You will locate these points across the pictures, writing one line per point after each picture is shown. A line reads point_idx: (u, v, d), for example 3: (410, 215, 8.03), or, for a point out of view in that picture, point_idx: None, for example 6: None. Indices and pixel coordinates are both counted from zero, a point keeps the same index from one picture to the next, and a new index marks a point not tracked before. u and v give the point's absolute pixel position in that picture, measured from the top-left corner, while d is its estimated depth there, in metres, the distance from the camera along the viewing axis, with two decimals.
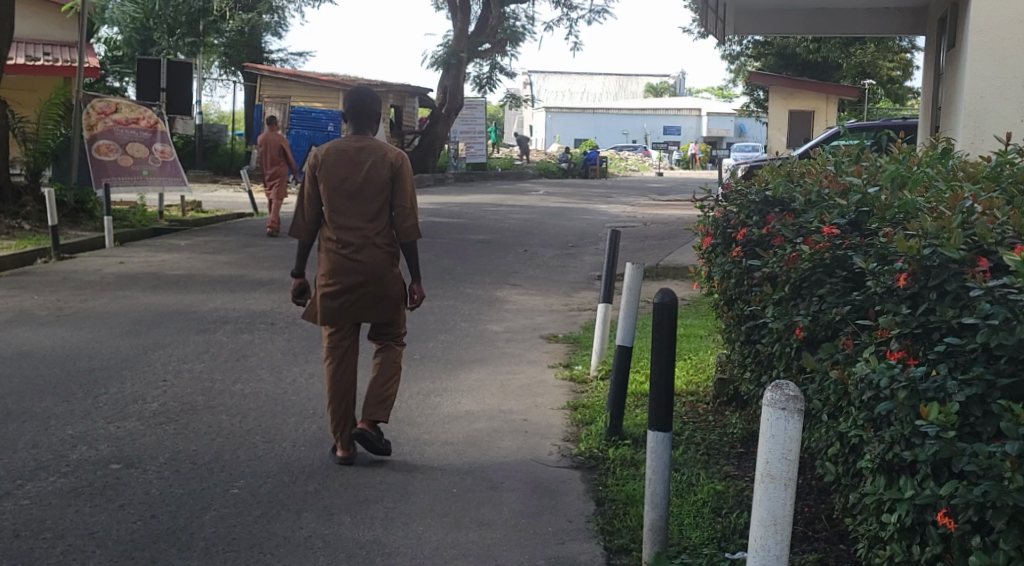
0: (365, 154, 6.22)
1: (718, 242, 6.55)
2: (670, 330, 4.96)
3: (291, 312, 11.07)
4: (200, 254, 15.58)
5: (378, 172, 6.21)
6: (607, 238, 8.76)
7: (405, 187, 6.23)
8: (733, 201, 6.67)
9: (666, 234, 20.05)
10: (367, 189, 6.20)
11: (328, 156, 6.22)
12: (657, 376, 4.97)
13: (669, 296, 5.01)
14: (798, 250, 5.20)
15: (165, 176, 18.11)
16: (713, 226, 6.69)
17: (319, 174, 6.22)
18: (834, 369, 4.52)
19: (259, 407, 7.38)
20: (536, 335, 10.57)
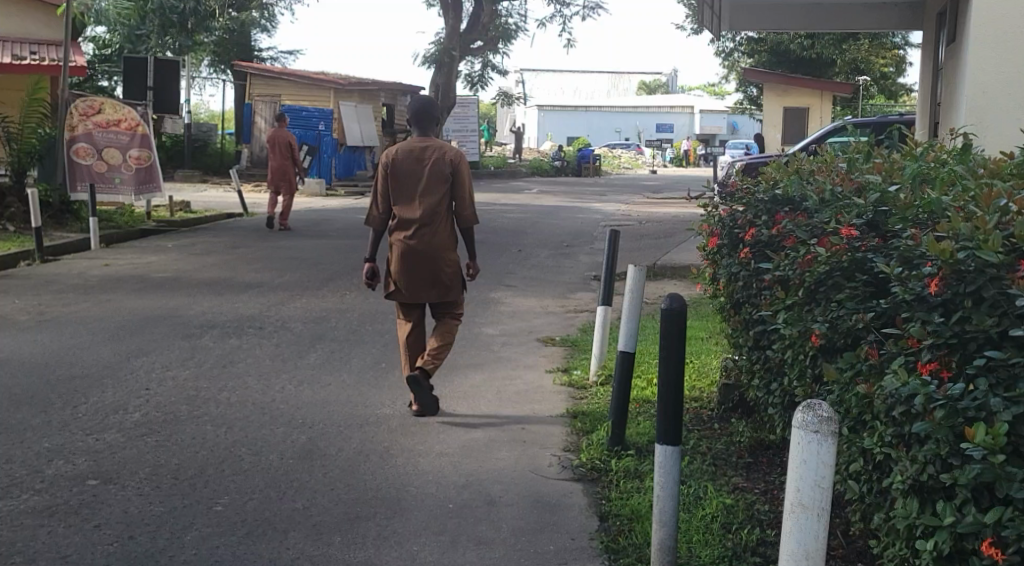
0: (429, 151, 7.12)
1: (725, 243, 6.29)
2: (679, 338, 4.69)
3: (280, 316, 10.78)
4: (188, 256, 15.30)
5: (441, 167, 7.10)
6: (606, 236, 8.48)
7: (463, 180, 7.12)
8: (740, 200, 6.40)
9: (662, 234, 19.76)
10: (431, 181, 7.09)
11: (398, 155, 7.11)
12: (666, 388, 4.71)
13: (677, 301, 4.74)
14: (813, 251, 4.93)
15: (136, 186, 17.63)
16: (718, 226, 6.42)
17: (390, 169, 7.13)
18: (858, 382, 4.28)
19: (246, 417, 7.11)
20: (533, 338, 10.29)
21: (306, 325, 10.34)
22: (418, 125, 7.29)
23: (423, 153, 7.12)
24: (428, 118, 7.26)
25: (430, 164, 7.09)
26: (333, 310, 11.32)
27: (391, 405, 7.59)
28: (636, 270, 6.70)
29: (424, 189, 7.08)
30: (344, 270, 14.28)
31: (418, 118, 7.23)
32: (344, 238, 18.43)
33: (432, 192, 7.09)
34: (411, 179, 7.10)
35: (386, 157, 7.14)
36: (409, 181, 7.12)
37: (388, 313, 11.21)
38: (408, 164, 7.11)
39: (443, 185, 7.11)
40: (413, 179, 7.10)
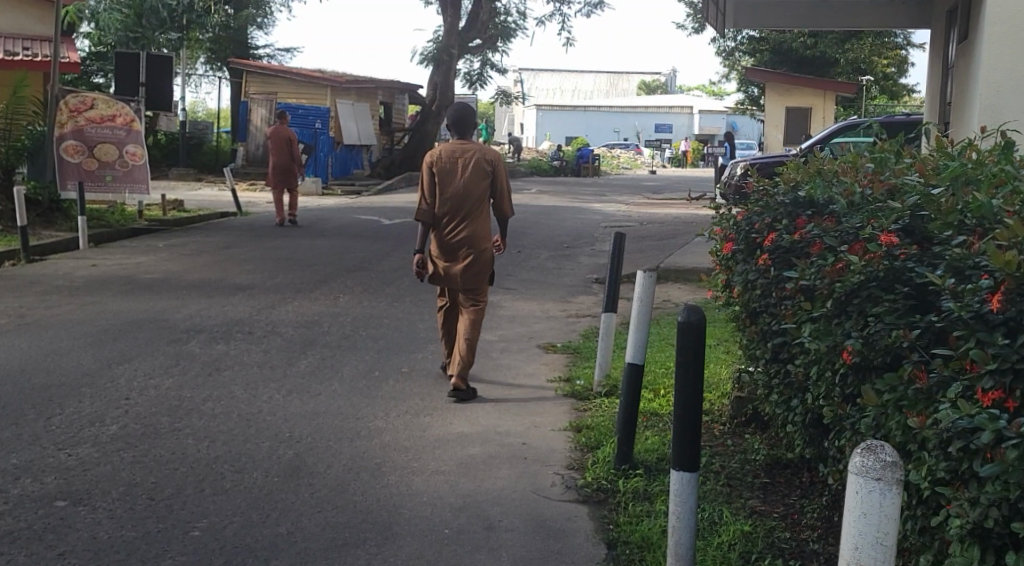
0: (468, 153, 7.68)
1: (741, 249, 5.88)
2: (697, 353, 4.32)
3: (271, 320, 10.37)
4: (179, 256, 14.89)
5: (480, 168, 7.69)
6: (611, 239, 8.08)
7: (502, 180, 7.70)
8: (757, 202, 6.01)
9: (664, 235, 19.36)
10: (473, 181, 7.66)
11: (442, 157, 7.69)
12: (682, 407, 4.34)
13: (695, 311, 4.36)
14: (846, 260, 4.53)
15: (132, 182, 17.26)
16: (734, 230, 6.01)
17: (434, 169, 7.69)
18: (905, 409, 3.94)
19: (229, 430, 6.70)
20: (533, 344, 9.90)
21: (298, 330, 9.95)
22: (458, 130, 7.82)
23: (462, 155, 7.69)
24: (467, 123, 7.78)
25: (471, 165, 7.66)
26: (326, 313, 10.91)
27: (385, 417, 7.19)
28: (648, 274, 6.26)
29: (469, 186, 7.65)
30: (338, 272, 13.88)
31: (456, 123, 7.77)
32: (340, 239, 18.03)
33: (474, 192, 7.67)
34: (454, 180, 7.65)
35: (430, 159, 7.71)
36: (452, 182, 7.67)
37: (383, 318, 10.81)
38: (451, 166, 7.67)
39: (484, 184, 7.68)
40: (455, 181, 7.66)
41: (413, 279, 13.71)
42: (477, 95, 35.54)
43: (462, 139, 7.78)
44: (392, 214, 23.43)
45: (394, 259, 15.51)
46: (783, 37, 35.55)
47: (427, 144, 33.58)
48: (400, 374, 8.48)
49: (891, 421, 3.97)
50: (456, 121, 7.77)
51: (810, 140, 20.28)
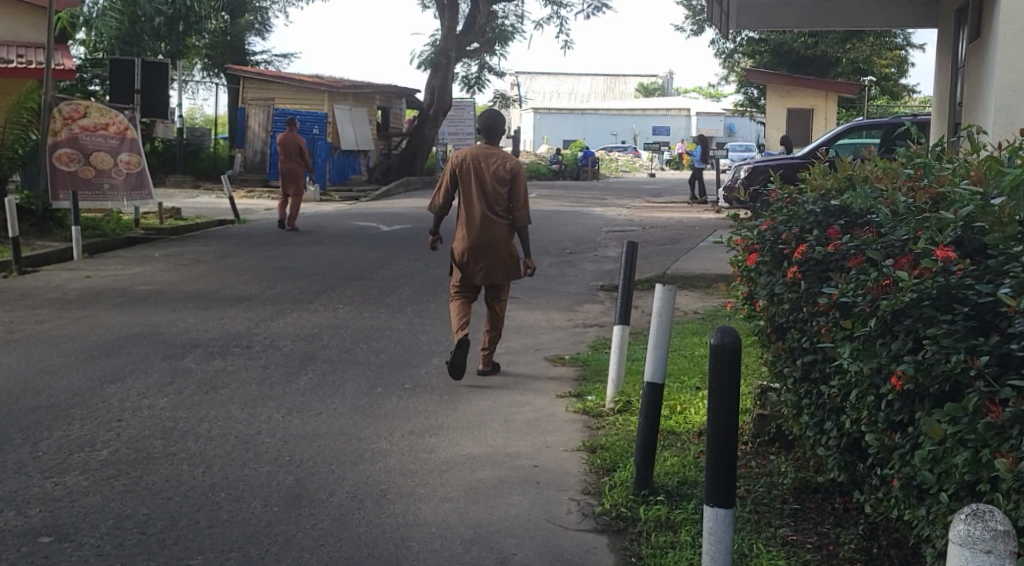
0: (492, 159, 8.14)
1: (767, 260, 5.56)
2: (733, 379, 4.19)
3: (269, 333, 10.03)
4: (175, 266, 14.54)
5: (501, 173, 8.12)
6: (624, 248, 7.75)
7: (521, 185, 8.13)
8: (783, 211, 5.67)
9: (668, 240, 19.05)
10: (493, 184, 8.13)
11: (466, 159, 8.15)
12: (716, 439, 4.21)
13: (729, 335, 4.20)
14: (895, 278, 4.25)
15: (128, 190, 16.92)
16: (758, 240, 5.68)
17: (459, 172, 8.17)
18: (977, 445, 3.65)
19: (226, 454, 6.35)
20: (541, 357, 9.56)
21: (296, 343, 9.61)
22: (487, 135, 8.30)
23: (487, 159, 8.16)
24: (494, 129, 8.26)
25: (493, 171, 8.12)
26: (325, 326, 10.56)
27: (390, 438, 6.84)
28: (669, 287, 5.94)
29: (487, 189, 8.13)
30: (337, 282, 13.53)
31: (484, 128, 8.23)
32: (339, 247, 17.70)
33: (494, 193, 8.14)
34: (477, 181, 8.13)
35: (455, 160, 8.18)
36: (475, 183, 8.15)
37: (384, 330, 10.47)
38: (475, 170, 8.13)
39: (505, 188, 8.13)
40: (478, 182, 8.13)
41: (414, 288, 13.36)
42: (475, 99, 35.24)
43: (489, 146, 8.26)
44: (391, 220, 23.07)
45: (395, 268, 15.18)
46: (783, 38, 35.25)
47: (425, 148, 33.25)
48: (404, 391, 8.13)
49: (952, 457, 3.76)
50: (485, 127, 8.26)
51: (815, 142, 19.93)
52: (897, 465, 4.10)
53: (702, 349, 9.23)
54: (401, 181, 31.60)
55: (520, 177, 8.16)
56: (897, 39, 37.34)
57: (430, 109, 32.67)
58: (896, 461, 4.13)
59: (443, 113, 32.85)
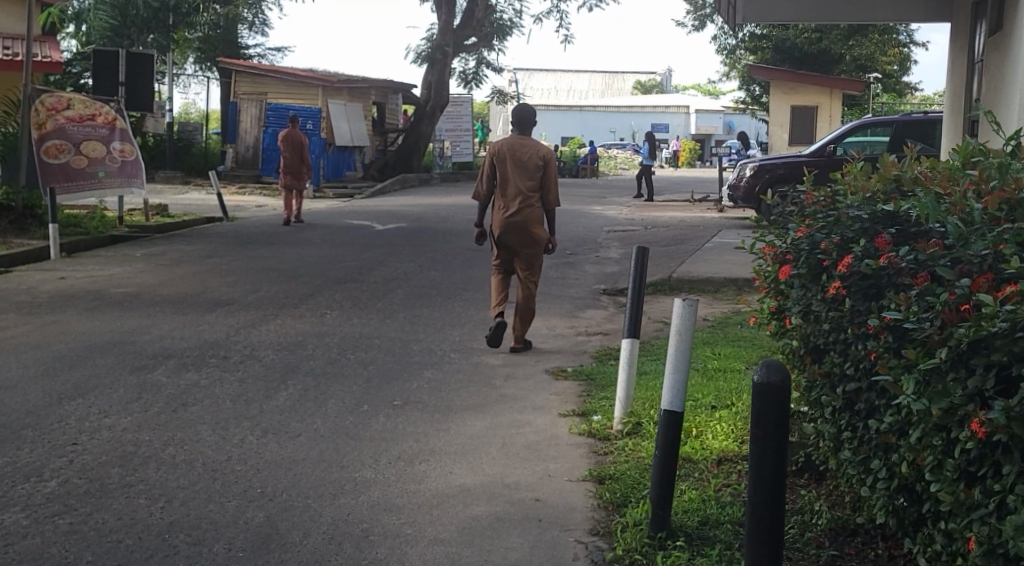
0: (527, 148, 8.85)
1: (803, 272, 4.90)
2: (779, 421, 3.79)
3: (249, 342, 9.36)
4: (157, 267, 13.86)
5: (535, 159, 8.84)
6: (633, 255, 7.09)
7: (553, 170, 8.83)
8: (820, 216, 5.02)
9: (672, 241, 18.42)
10: (528, 170, 8.85)
11: (503, 147, 8.86)
12: (756, 495, 3.87)
13: (777, 373, 3.76)
14: (975, 301, 3.69)
15: (122, 178, 16.68)
16: (792, 250, 5.03)
17: (496, 160, 8.89)
18: None
19: (190, 484, 5.69)
20: (541, 369, 8.91)
21: (278, 354, 8.95)
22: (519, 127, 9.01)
23: (522, 148, 8.87)
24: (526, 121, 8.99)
25: (528, 156, 8.84)
26: (309, 335, 9.89)
27: (375, 464, 6.19)
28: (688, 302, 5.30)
29: (523, 174, 8.84)
30: (326, 285, 12.87)
31: (518, 121, 8.93)
32: (330, 246, 17.04)
33: (531, 179, 8.86)
34: (515, 169, 8.84)
35: (493, 150, 8.89)
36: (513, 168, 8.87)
37: (374, 339, 9.81)
38: (511, 157, 8.85)
39: (539, 173, 8.85)
40: (516, 169, 8.84)
41: (406, 292, 12.70)
42: (472, 95, 34.59)
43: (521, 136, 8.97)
44: (385, 218, 22.41)
45: (388, 270, 14.52)
46: (785, 34, 34.57)
47: (422, 145, 32.60)
48: (392, 408, 7.47)
49: None
50: (519, 119, 8.97)
51: (824, 139, 19.25)
52: (975, 525, 3.54)
53: (716, 365, 8.58)
54: (396, 178, 30.97)
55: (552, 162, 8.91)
56: (901, 36, 36.70)
57: (427, 106, 32.07)
58: (973, 520, 3.58)
59: (440, 110, 32.24)
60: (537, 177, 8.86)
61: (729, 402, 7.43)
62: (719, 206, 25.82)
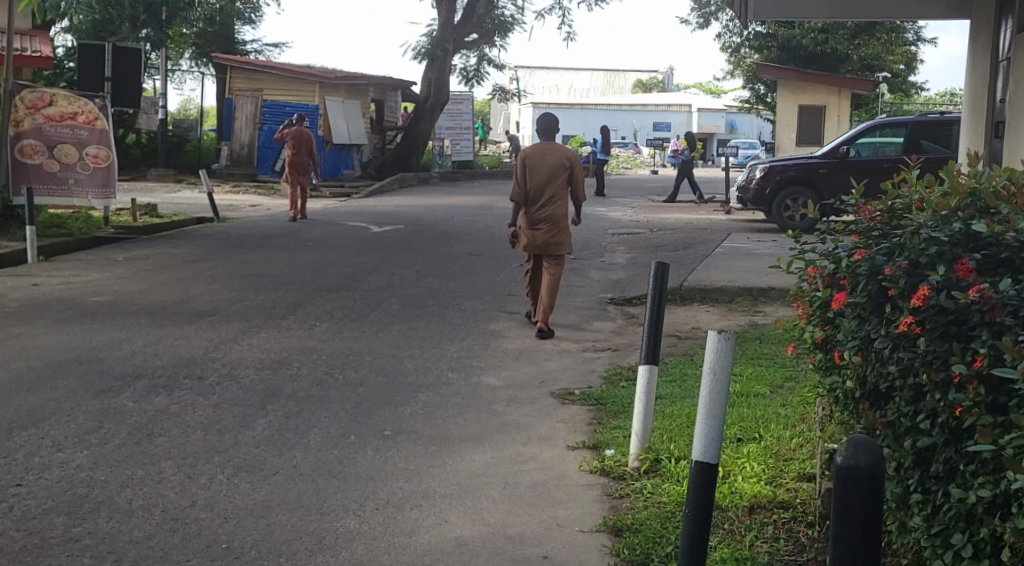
0: (555, 152, 9.71)
1: (866, 307, 4.29)
2: (873, 509, 3.25)
3: (228, 360, 8.62)
4: (139, 272, 13.12)
5: (562, 162, 9.72)
6: (651, 269, 6.33)
7: (579, 171, 9.75)
8: (885, 240, 4.41)
9: (680, 246, 17.69)
10: (557, 172, 9.72)
11: (533, 152, 9.67)
12: None
13: (868, 458, 3.26)
14: None
15: (91, 186, 15.96)
16: (850, 278, 4.43)
17: (527, 164, 9.69)
18: None
19: (145, 539, 4.94)
20: (546, 392, 8.17)
21: (260, 375, 8.21)
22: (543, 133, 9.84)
23: (549, 151, 9.73)
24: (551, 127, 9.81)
25: (556, 159, 9.71)
26: (294, 351, 9.14)
27: (359, 511, 5.43)
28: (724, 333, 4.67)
29: (553, 176, 9.70)
30: (316, 293, 12.14)
31: (544, 126, 9.79)
32: (323, 249, 16.29)
33: (558, 178, 9.71)
34: (544, 169, 9.67)
35: (524, 155, 9.68)
36: (540, 169, 9.71)
37: (365, 357, 9.07)
38: (542, 160, 9.69)
39: (565, 173, 9.72)
40: (545, 169, 9.68)
41: (401, 301, 11.95)
42: (472, 93, 33.86)
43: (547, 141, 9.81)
44: (382, 219, 21.67)
45: (382, 276, 13.77)
46: (791, 32, 33.78)
47: (421, 143, 31.87)
48: (382, 440, 6.72)
49: None
50: (545, 126, 9.80)
51: (835, 140, 18.42)
52: None
53: (738, 389, 7.86)
54: (394, 178, 30.22)
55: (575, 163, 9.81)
56: (909, 35, 35.88)
57: (426, 104, 31.37)
58: None
59: (439, 108, 31.54)
60: (563, 176, 9.73)
61: (755, 434, 6.72)
62: (726, 207, 25.07)
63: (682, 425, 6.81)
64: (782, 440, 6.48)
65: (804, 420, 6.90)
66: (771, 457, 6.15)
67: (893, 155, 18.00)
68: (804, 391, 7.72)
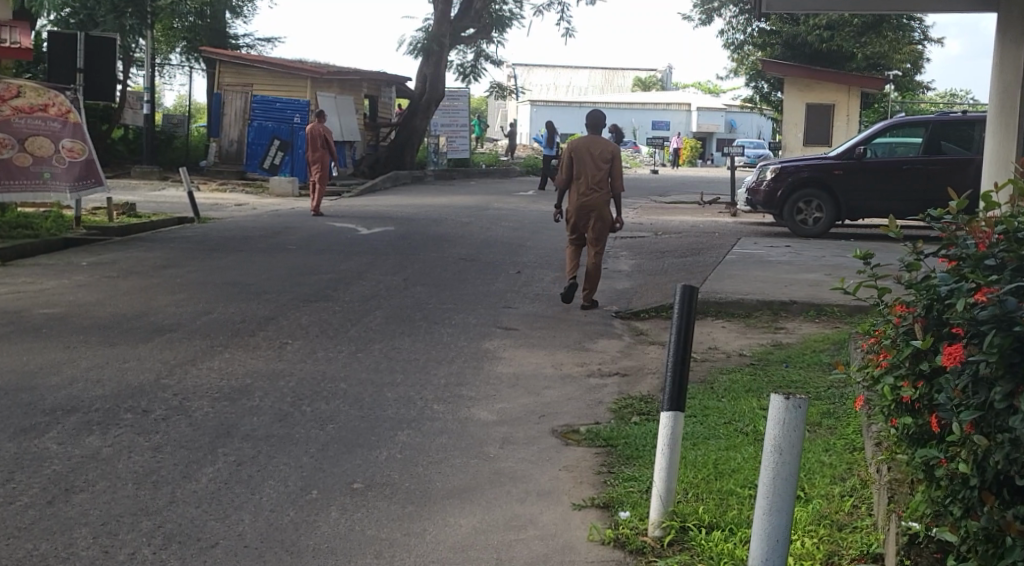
0: (597, 145, 10.74)
1: (999, 376, 3.89)
2: None
3: (180, 388, 7.50)
4: (100, 280, 12.03)
5: (603, 153, 10.72)
6: (676, 293, 5.24)
7: (618, 162, 10.70)
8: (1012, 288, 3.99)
9: (689, 251, 16.62)
10: (597, 163, 10.73)
11: (575, 144, 10.74)
12: None
13: None
14: None
15: (72, 180, 14.81)
16: (969, 334, 4.05)
17: (572, 155, 10.80)
18: None
19: None
20: (547, 429, 7.07)
21: (216, 407, 7.11)
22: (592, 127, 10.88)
23: (593, 144, 10.76)
24: (598, 123, 10.84)
25: (597, 152, 10.74)
26: (260, 376, 8.04)
27: None
28: (794, 401, 4.51)
29: (593, 166, 10.72)
30: (292, 304, 11.02)
31: (593, 122, 10.75)
32: (307, 253, 15.20)
33: (603, 171, 10.73)
34: (587, 162, 10.71)
35: (568, 147, 10.79)
36: (585, 160, 10.77)
37: (340, 383, 7.96)
38: (584, 152, 10.75)
39: (607, 164, 10.72)
40: (588, 162, 10.72)
41: (385, 314, 10.85)
42: (469, 89, 32.79)
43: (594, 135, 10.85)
44: (372, 220, 20.56)
45: (366, 285, 12.65)
46: (797, 29, 32.67)
47: (417, 140, 30.80)
48: (349, 496, 5.60)
49: None
50: (592, 122, 10.83)
51: (849, 140, 17.25)
52: None
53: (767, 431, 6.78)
54: (387, 176, 29.12)
55: (619, 155, 10.78)
56: (916, 33, 34.67)
57: (422, 100, 30.28)
58: None
59: (436, 104, 30.46)
60: (605, 168, 10.73)
61: (802, 489, 5.68)
62: (731, 209, 23.98)
63: (706, 482, 5.74)
64: (832, 502, 5.43)
65: (854, 473, 5.82)
66: (825, 527, 5.12)
67: (912, 156, 16.85)
68: (846, 434, 6.67)
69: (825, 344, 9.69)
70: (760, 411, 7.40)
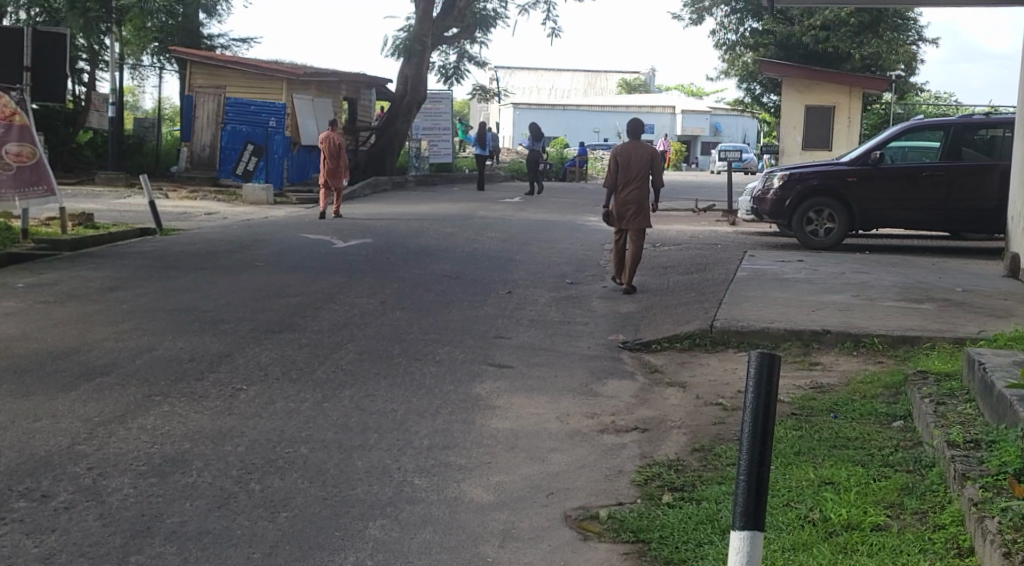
0: (639, 150, 11.58)
1: None
2: None
3: (99, 458, 6.00)
4: (33, 307, 10.49)
5: (645, 157, 11.56)
6: (752, 361, 3.87)
7: (658, 163, 11.51)
8: None
9: (695, 266, 15.19)
10: (638, 165, 11.57)
11: (619, 150, 11.59)
12: None
13: None
14: None
15: (18, 188, 13.41)
16: None
17: (617, 159, 11.62)
18: None
19: None
20: (558, 516, 5.59)
21: (139, 486, 5.61)
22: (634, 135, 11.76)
23: (635, 150, 11.61)
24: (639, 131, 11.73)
25: (639, 156, 11.58)
26: (201, 438, 6.53)
27: None
28: None
29: (634, 167, 11.55)
30: (252, 337, 9.51)
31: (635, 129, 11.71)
32: (274, 272, 13.68)
33: (642, 171, 11.56)
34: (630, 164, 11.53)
35: (614, 152, 11.63)
36: (629, 163, 11.60)
37: (301, 447, 6.47)
38: (627, 156, 11.58)
39: (648, 165, 11.55)
40: (630, 164, 11.54)
41: (359, 348, 9.34)
42: (452, 91, 31.24)
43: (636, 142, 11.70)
44: (348, 231, 19.03)
45: (339, 310, 11.12)
46: (790, 30, 31.15)
47: (397, 145, 29.23)
48: None
49: None
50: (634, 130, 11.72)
51: (863, 146, 15.65)
52: None
53: (839, 521, 5.42)
54: (366, 181, 27.58)
55: (658, 158, 11.61)
56: (912, 34, 33.19)
57: (402, 102, 28.76)
58: None
59: (417, 107, 28.92)
60: (645, 168, 11.56)
61: None
62: (732, 218, 22.49)
63: None
64: None
65: None
66: None
67: (930, 162, 15.24)
68: (942, 529, 5.28)
69: (877, 388, 8.22)
70: (824, 487, 5.93)
